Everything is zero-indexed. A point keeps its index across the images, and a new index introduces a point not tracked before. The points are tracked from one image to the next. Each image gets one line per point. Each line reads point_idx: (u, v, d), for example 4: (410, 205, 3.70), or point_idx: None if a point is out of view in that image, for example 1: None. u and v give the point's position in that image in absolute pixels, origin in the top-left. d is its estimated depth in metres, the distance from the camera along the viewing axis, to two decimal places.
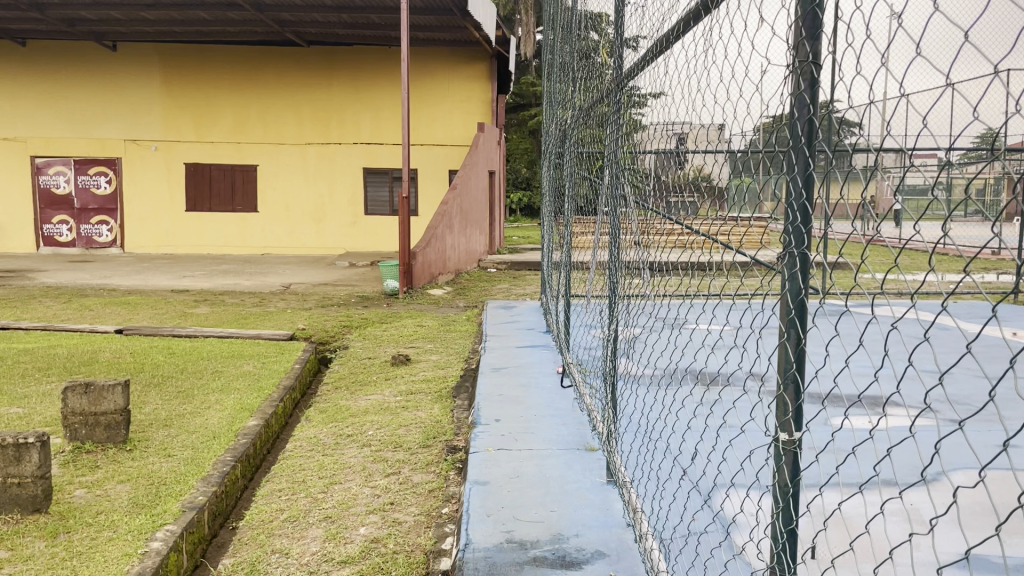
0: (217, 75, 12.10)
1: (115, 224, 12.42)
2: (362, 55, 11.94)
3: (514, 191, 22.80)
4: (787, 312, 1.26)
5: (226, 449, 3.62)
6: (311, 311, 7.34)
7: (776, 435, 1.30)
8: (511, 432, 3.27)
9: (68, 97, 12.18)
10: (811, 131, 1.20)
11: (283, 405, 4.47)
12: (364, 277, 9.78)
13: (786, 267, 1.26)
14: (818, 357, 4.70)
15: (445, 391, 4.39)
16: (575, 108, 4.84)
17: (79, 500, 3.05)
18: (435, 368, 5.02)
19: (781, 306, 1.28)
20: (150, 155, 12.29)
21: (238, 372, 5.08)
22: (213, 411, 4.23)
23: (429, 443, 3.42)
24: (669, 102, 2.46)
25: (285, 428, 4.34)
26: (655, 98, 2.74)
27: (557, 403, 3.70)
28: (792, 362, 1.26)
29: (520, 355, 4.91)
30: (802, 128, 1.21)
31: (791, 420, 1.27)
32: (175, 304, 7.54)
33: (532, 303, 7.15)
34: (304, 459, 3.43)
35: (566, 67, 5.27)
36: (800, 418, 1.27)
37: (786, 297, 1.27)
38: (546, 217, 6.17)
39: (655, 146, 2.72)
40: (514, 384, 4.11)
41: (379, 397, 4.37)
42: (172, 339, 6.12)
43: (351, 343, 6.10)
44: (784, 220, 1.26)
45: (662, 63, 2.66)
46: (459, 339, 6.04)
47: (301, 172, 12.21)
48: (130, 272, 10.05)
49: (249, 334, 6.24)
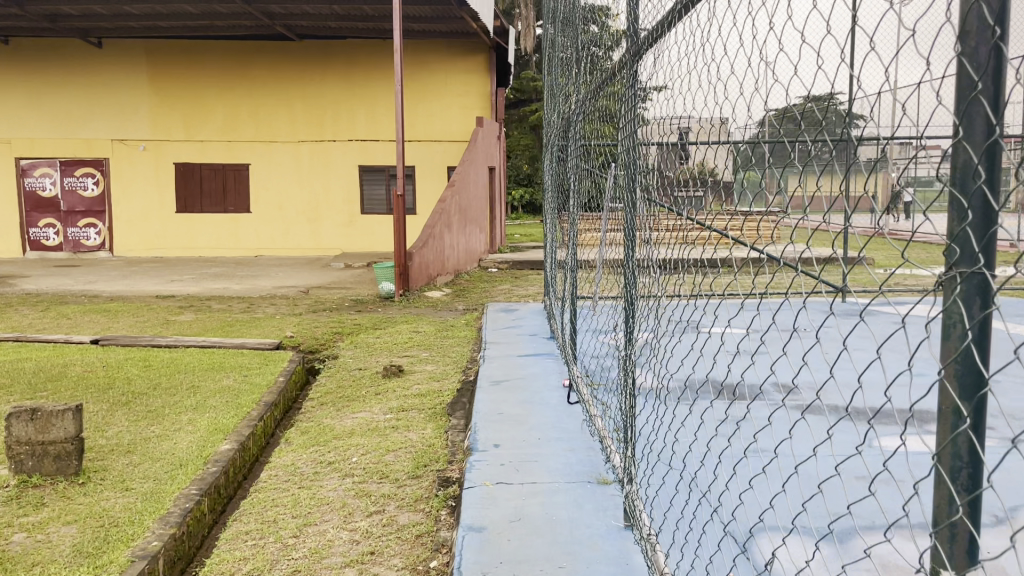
0: (206, 72, 11.70)
1: (103, 227, 12.02)
2: (353, 49, 11.55)
3: (515, 188, 22.48)
4: (970, 386, 0.83)
5: (192, 480, 3.22)
6: (301, 317, 6.93)
7: (936, 565, 0.90)
8: (511, 460, 2.86)
9: (52, 97, 11.78)
10: (1000, 68, 0.76)
11: (262, 425, 4.07)
12: (359, 279, 9.39)
13: (948, 298, 0.85)
14: (843, 357, 4.36)
15: (440, 408, 3.97)
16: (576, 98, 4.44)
17: (14, 548, 2.66)
18: (430, 381, 4.60)
19: (949, 374, 0.86)
20: (138, 155, 11.89)
21: (217, 387, 4.67)
22: (185, 434, 3.83)
23: (419, 474, 3.01)
24: (681, 82, 2.09)
25: (264, 452, 3.94)
26: (661, 90, 2.36)
27: (564, 423, 3.28)
28: (968, 463, 0.84)
29: (522, 365, 4.49)
30: (969, 64, 0.78)
31: (962, 537, 0.86)
32: (158, 311, 7.14)
33: (536, 305, 6.74)
34: (277, 493, 3.02)
35: (568, 54, 4.87)
36: (979, 543, 0.86)
37: (959, 359, 0.84)
38: (548, 215, 5.77)
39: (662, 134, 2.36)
40: (516, 401, 3.70)
41: (367, 415, 3.97)
42: (151, 350, 5.72)
43: (342, 351, 5.69)
44: (949, 232, 0.84)
45: (665, 42, 2.28)
46: (456, 345, 5.63)
47: (294, 170, 11.81)
48: (117, 276, 9.66)
49: (233, 343, 5.84)
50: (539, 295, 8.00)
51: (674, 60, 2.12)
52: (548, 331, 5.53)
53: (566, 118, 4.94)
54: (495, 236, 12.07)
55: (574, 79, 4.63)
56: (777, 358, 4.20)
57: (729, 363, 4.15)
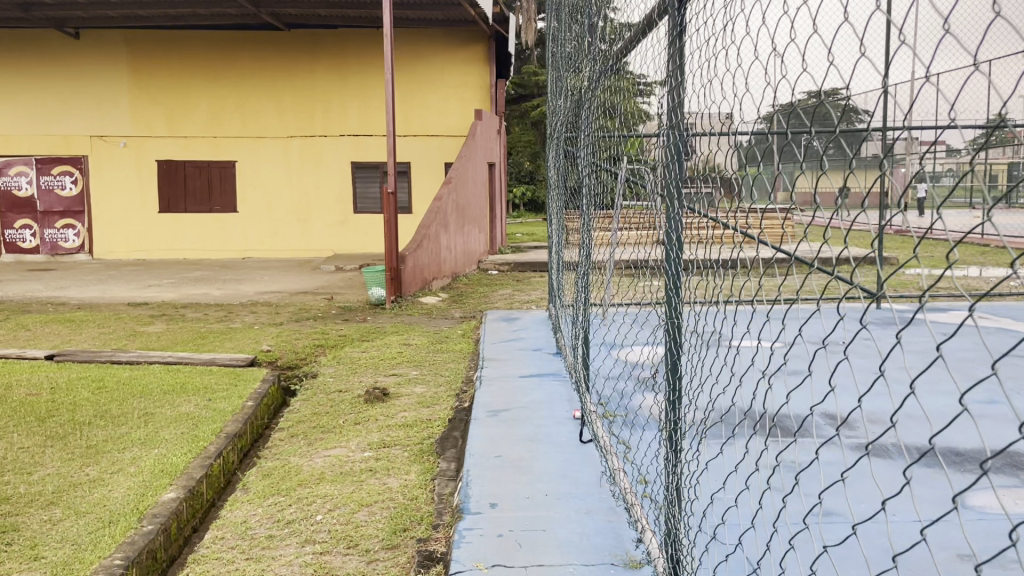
0: (189, 64, 11.09)
1: (82, 228, 11.41)
2: (344, 39, 10.95)
3: (517, 185, 21.90)
4: None
5: (120, 544, 2.63)
6: (282, 326, 6.33)
7: None
8: (513, 530, 2.26)
9: (28, 92, 11.17)
10: None
11: (219, 465, 3.47)
12: (349, 283, 8.78)
13: None
14: (872, 380, 3.91)
15: (427, 445, 3.35)
16: (585, 77, 3.82)
17: None
18: (418, 407, 3.99)
19: None
20: (118, 153, 11.28)
21: (173, 415, 4.06)
22: (123, 480, 3.22)
23: (395, 544, 2.42)
24: (728, 47, 1.53)
25: (219, 497, 3.35)
26: (702, 50, 1.75)
27: (577, 473, 2.69)
28: None
29: (523, 390, 3.87)
30: None
31: None
32: (126, 321, 6.53)
33: (539, 314, 6.13)
34: (217, 565, 2.40)
35: (571, 44, 4.33)
36: None
37: None
38: (552, 216, 5.22)
39: (699, 123, 1.79)
40: (516, 439, 3.09)
41: (340, 454, 3.37)
42: (110, 367, 5.12)
43: (323, 369, 5.08)
44: None
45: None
46: (450, 362, 5.02)
47: (283, 167, 11.20)
48: (92, 280, 9.06)
49: (202, 359, 5.24)
50: (543, 302, 7.38)
51: (719, 6, 1.57)
52: (553, 346, 4.93)
53: (573, 105, 4.29)
54: (495, 236, 11.46)
55: (580, 60, 4.03)
56: (808, 385, 3.70)
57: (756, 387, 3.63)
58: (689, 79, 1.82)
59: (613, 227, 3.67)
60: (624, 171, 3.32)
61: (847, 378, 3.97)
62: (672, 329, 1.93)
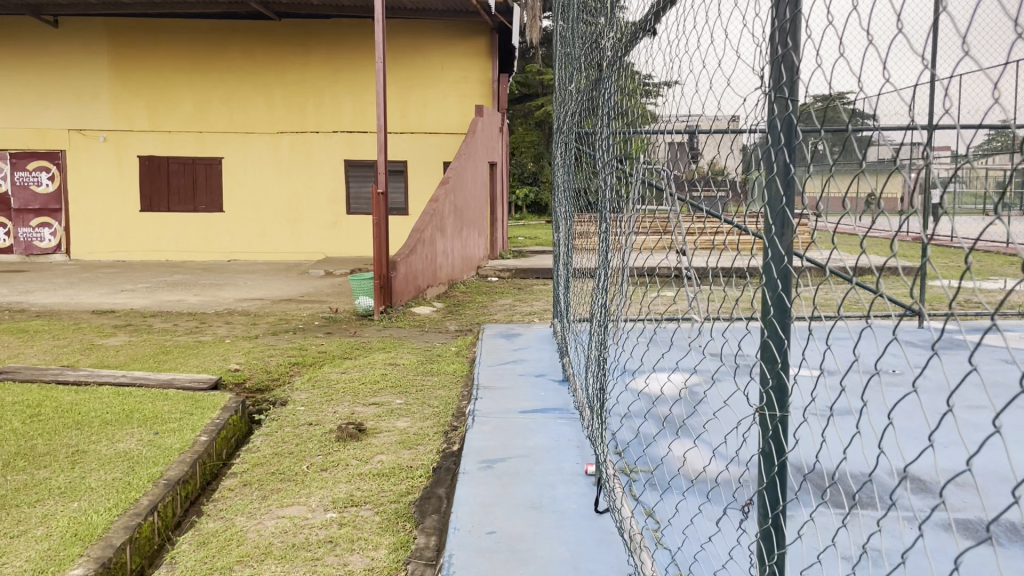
0: (172, 53, 10.48)
1: (59, 227, 10.78)
2: (339, 27, 10.33)
3: (519, 186, 21.38)
4: None
5: None
6: (256, 341, 5.69)
7: None
8: None
9: (3, 83, 10.57)
10: None
11: (150, 523, 2.84)
12: (336, 290, 8.14)
13: None
14: (933, 421, 3.33)
15: (404, 506, 2.72)
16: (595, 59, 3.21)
17: None
18: (399, 450, 3.34)
19: None
20: (98, 147, 10.66)
21: (108, 455, 3.42)
22: (23, 549, 2.58)
23: None
24: None
25: (148, 567, 2.71)
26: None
27: (595, 561, 2.09)
28: None
29: (524, 430, 3.24)
30: None
31: None
32: (85, 333, 5.89)
33: (542, 330, 5.50)
34: None
35: (579, 30, 3.67)
36: None
37: None
38: (558, 225, 4.58)
39: (821, 89, 1.16)
40: (515, 503, 2.48)
41: (297, 515, 2.73)
42: (52, 389, 4.48)
43: (295, 394, 4.43)
44: None
45: None
46: (440, 388, 4.38)
47: (273, 164, 10.59)
48: (62, 284, 8.43)
49: (159, 379, 4.60)
50: (546, 314, 6.75)
51: None
52: (557, 371, 4.30)
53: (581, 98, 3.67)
54: (497, 240, 10.87)
55: (588, 42, 3.43)
56: (861, 434, 3.12)
57: (801, 432, 3.07)
58: (806, 21, 1.20)
59: (626, 231, 2.76)
60: (637, 174, 2.59)
61: (907, 418, 3.39)
62: (769, 452, 1.38)
